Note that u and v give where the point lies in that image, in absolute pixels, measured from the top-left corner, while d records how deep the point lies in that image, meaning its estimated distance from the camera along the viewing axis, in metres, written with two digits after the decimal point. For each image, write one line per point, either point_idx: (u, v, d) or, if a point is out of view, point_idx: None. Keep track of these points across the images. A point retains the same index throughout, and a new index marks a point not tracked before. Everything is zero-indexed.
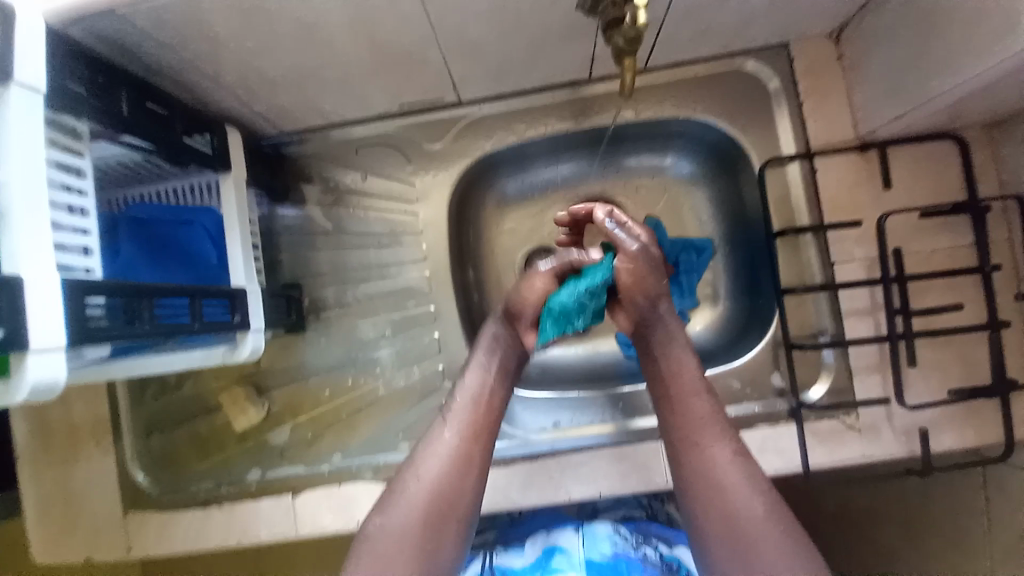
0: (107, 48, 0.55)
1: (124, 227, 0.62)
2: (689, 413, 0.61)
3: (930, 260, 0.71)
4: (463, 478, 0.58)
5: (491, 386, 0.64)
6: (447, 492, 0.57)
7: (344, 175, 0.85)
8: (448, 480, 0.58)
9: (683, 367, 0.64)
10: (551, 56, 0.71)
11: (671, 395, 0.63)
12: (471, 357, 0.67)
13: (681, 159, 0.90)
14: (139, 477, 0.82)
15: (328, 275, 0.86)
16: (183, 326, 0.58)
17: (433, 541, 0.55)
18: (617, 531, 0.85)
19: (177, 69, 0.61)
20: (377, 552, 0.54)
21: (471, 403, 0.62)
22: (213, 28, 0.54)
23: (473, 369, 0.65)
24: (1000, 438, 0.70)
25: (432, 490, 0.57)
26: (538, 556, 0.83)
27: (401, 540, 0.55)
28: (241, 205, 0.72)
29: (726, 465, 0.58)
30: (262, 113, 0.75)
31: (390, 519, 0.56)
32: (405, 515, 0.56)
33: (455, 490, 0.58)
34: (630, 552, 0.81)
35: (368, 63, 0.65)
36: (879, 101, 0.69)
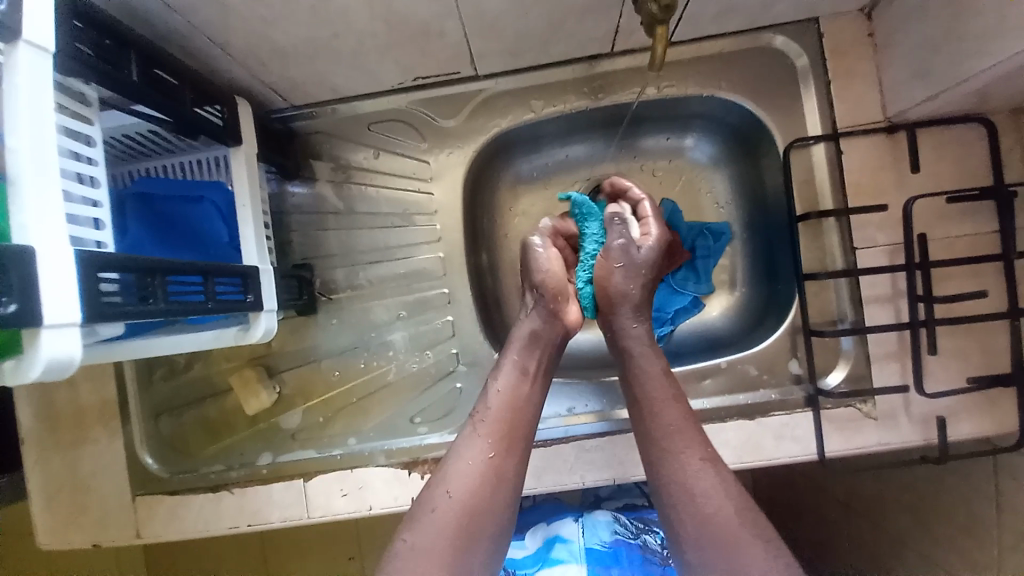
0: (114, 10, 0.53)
1: (131, 205, 0.61)
2: (646, 391, 0.64)
3: (952, 246, 0.70)
4: (489, 496, 0.56)
5: (521, 393, 0.63)
6: (478, 508, 0.55)
7: (355, 153, 0.82)
8: (475, 497, 0.55)
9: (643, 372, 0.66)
10: (573, 31, 0.68)
11: (641, 402, 0.64)
12: (503, 362, 0.65)
13: (701, 141, 0.88)
14: (148, 461, 0.81)
15: (337, 256, 0.83)
16: (198, 306, 0.56)
17: (463, 564, 0.52)
18: (617, 518, 0.86)
19: (187, 36, 0.58)
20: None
21: (503, 413, 0.61)
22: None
23: (504, 375, 0.63)
24: (1013, 424, 0.71)
25: (461, 507, 0.54)
26: (539, 547, 0.84)
27: (426, 564, 0.51)
28: (251, 181, 0.70)
29: (697, 471, 0.58)
30: (272, 86, 0.72)
31: (415, 538, 0.53)
32: (432, 538, 0.53)
33: (480, 509, 0.55)
34: (630, 540, 0.83)
35: (384, 35, 0.63)
36: (909, 82, 0.67)
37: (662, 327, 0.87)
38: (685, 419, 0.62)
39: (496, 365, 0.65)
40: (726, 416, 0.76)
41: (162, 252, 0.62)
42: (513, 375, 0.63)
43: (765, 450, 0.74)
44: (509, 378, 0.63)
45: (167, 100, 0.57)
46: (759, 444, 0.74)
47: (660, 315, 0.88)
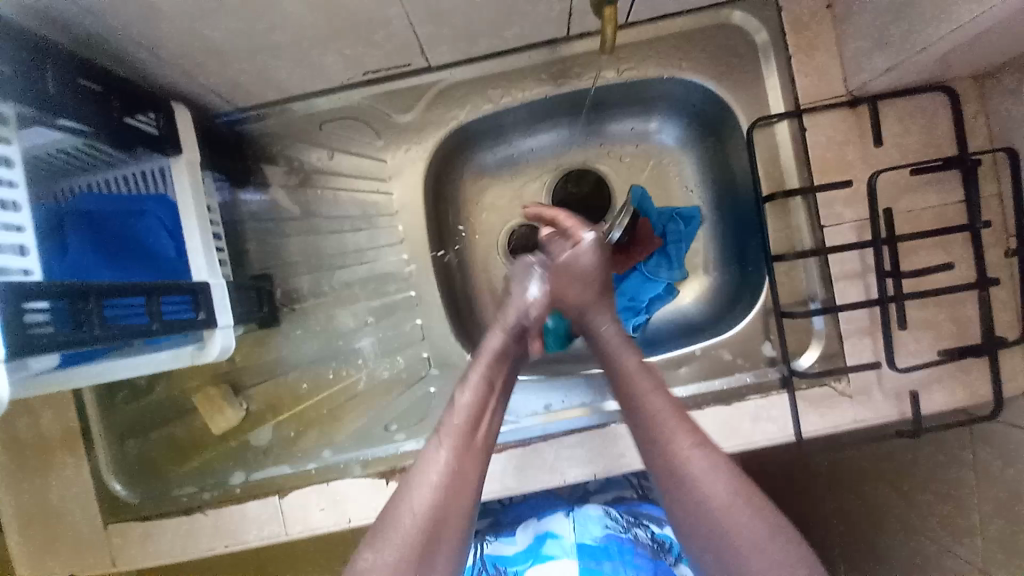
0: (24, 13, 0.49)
1: (72, 225, 0.58)
2: (630, 385, 0.65)
3: (919, 219, 0.70)
4: (454, 509, 0.55)
5: (486, 408, 0.63)
6: (444, 520, 0.54)
7: (310, 154, 0.79)
8: (438, 508, 0.54)
9: (628, 369, 0.66)
10: (525, 14, 0.66)
11: (624, 392, 0.65)
12: (471, 375, 0.65)
13: (667, 124, 0.86)
14: (117, 486, 0.79)
15: (298, 263, 0.80)
16: (142, 328, 0.53)
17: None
18: (608, 512, 0.85)
19: (107, 38, 0.54)
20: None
21: (469, 420, 0.61)
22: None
23: (471, 388, 0.64)
24: (987, 392, 0.71)
25: (426, 520, 0.53)
26: (530, 543, 0.84)
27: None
28: (197, 191, 0.66)
29: (690, 454, 0.57)
30: (214, 89, 0.69)
31: (377, 558, 0.51)
32: (395, 554, 0.51)
33: (443, 520, 0.54)
34: (621, 534, 0.82)
35: (324, 28, 0.60)
36: (869, 54, 0.66)
37: (636, 317, 0.87)
38: (671, 408, 0.62)
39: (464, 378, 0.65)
40: (703, 403, 0.75)
41: (111, 273, 0.60)
42: (479, 389, 0.64)
43: (743, 433, 0.74)
44: (477, 392, 0.64)
45: (90, 111, 0.54)
46: (735, 428, 0.74)
47: (634, 305, 0.88)
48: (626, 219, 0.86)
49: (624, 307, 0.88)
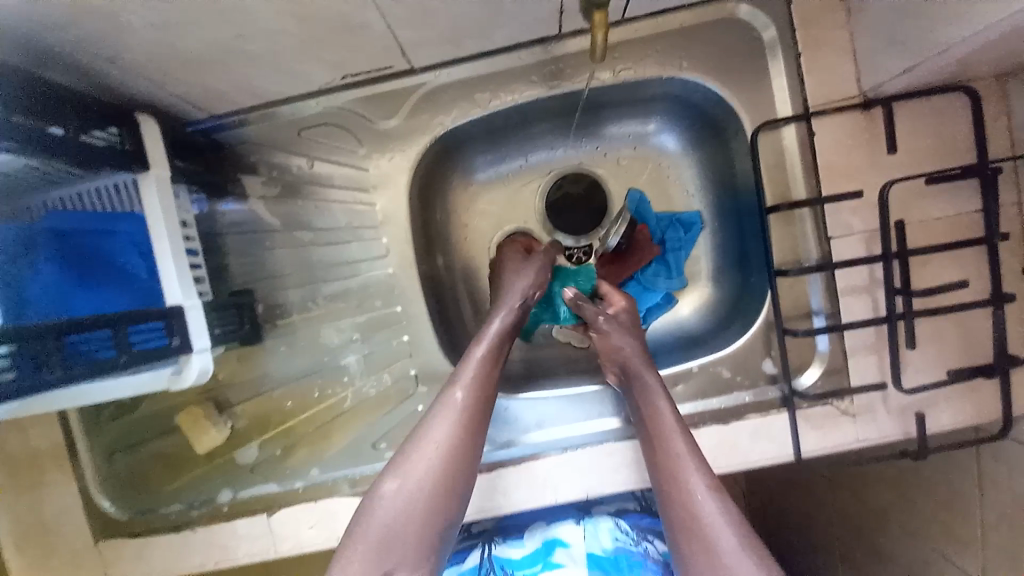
0: None
1: (42, 247, 0.52)
2: (658, 424, 0.65)
3: (933, 230, 0.66)
4: (465, 447, 0.61)
5: (497, 361, 0.67)
6: (459, 454, 0.61)
7: (289, 163, 0.75)
8: (453, 443, 0.61)
9: (650, 387, 0.68)
10: (514, 13, 0.60)
11: (648, 432, 0.66)
12: (487, 328, 0.68)
13: (665, 126, 0.81)
14: (105, 503, 0.78)
15: (281, 277, 0.76)
16: (109, 362, 0.52)
17: (443, 502, 0.59)
18: (618, 524, 0.84)
19: (56, 52, 0.50)
20: (387, 518, 0.57)
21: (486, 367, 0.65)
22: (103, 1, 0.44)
23: (487, 341, 0.67)
24: (997, 410, 0.68)
25: (443, 456, 0.60)
26: (538, 548, 0.83)
27: (409, 505, 0.57)
28: (167, 208, 0.63)
29: (704, 502, 0.60)
30: (184, 98, 0.64)
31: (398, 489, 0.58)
32: (415, 485, 0.58)
33: (458, 454, 0.60)
34: (631, 547, 0.81)
35: (298, 34, 0.55)
36: (885, 54, 0.61)
37: None
38: (693, 453, 0.63)
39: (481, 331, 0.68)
40: (700, 421, 0.73)
41: (89, 299, 0.55)
42: (494, 341, 0.67)
43: (741, 453, 0.71)
44: (492, 344, 0.67)
45: (39, 132, 0.50)
46: (734, 447, 0.72)
47: None
48: (621, 227, 0.82)
49: None
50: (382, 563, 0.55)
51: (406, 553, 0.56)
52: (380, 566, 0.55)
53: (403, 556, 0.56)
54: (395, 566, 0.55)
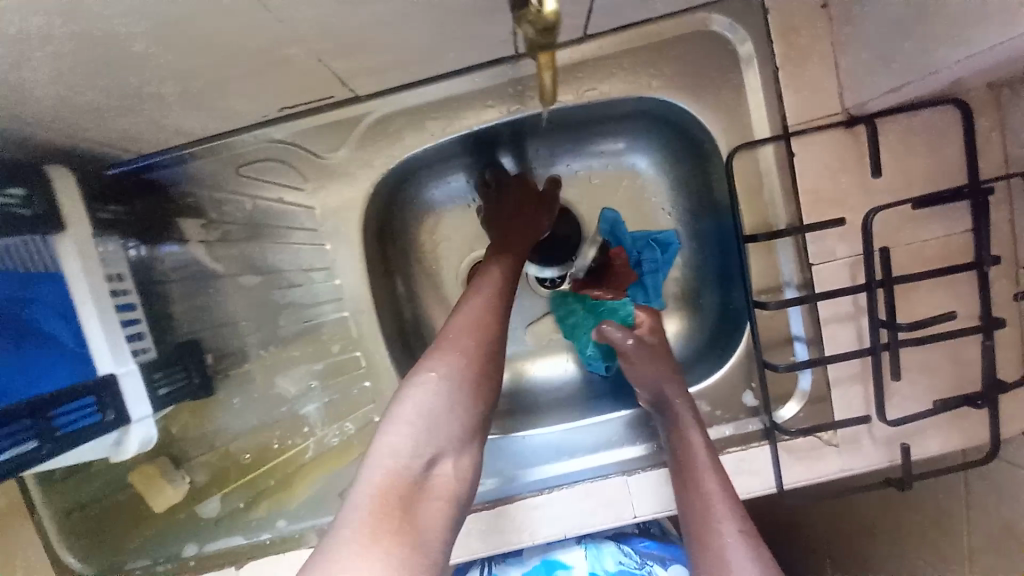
0: None
1: None
2: (692, 459, 0.61)
3: (922, 255, 0.62)
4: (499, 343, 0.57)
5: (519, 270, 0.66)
6: (496, 345, 0.57)
7: (229, 203, 0.69)
8: (490, 333, 0.56)
9: (682, 420, 0.64)
10: (459, 37, 0.54)
11: (681, 464, 0.62)
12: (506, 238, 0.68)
13: (637, 145, 0.76)
14: (70, 559, 0.75)
15: (230, 324, 0.71)
16: (30, 454, 0.49)
17: (483, 395, 0.54)
18: (621, 547, 0.80)
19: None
20: (427, 405, 0.50)
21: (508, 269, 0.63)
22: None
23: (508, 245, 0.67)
24: (985, 438, 0.65)
25: (485, 343, 0.55)
26: (537, 567, 0.79)
27: (453, 393, 0.51)
28: (90, 268, 0.58)
29: (734, 543, 0.54)
30: (102, 142, 0.58)
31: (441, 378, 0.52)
32: (461, 373, 0.53)
33: (496, 345, 0.56)
34: (636, 571, 0.76)
35: (211, 75, 0.49)
36: (868, 69, 0.55)
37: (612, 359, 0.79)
38: (725, 489, 0.58)
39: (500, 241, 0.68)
40: None
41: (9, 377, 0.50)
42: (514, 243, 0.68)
43: None
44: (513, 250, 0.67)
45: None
46: None
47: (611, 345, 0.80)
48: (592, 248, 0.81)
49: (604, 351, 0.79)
50: (426, 447, 0.48)
51: (449, 438, 0.50)
52: (425, 450, 0.48)
53: (446, 440, 0.50)
54: (440, 453, 0.49)
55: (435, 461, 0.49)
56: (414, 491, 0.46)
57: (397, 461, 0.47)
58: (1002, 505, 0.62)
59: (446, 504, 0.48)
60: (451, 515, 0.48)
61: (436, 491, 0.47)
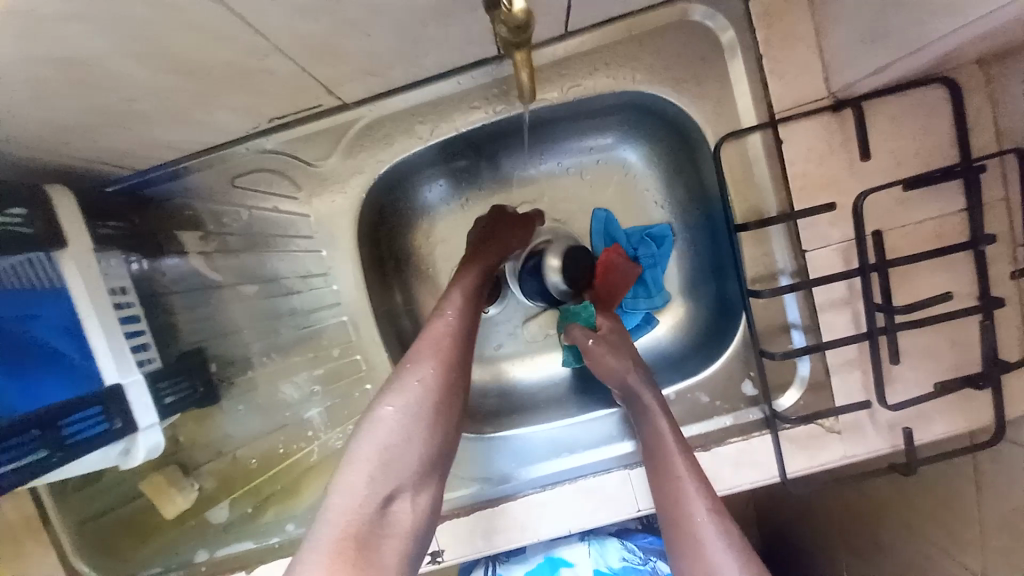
0: None
1: None
2: (659, 448, 0.62)
3: (917, 237, 0.61)
4: (457, 378, 0.58)
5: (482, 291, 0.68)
6: (451, 379, 0.58)
7: (228, 214, 0.71)
8: (452, 361, 0.59)
9: (649, 408, 0.65)
10: (436, 40, 0.55)
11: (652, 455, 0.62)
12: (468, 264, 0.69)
13: (626, 138, 0.76)
14: (85, 569, 0.77)
15: (234, 333, 0.73)
16: (38, 464, 0.50)
17: (438, 429, 0.55)
18: (625, 544, 0.80)
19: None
20: (387, 442, 0.51)
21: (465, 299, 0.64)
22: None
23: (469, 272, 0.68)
24: (991, 419, 0.64)
25: (438, 379, 0.57)
26: (541, 563, 0.79)
27: (409, 428, 0.53)
28: (93, 283, 0.59)
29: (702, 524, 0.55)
30: (96, 158, 0.60)
31: (394, 417, 0.53)
32: (414, 412, 0.54)
33: (450, 382, 0.57)
34: (640, 566, 0.77)
35: (195, 89, 0.51)
36: (851, 52, 0.55)
37: None
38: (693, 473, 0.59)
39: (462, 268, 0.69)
40: None
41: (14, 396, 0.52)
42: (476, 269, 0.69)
43: (724, 480, 0.68)
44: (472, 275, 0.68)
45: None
46: (716, 475, 0.68)
47: None
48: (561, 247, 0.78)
49: None
50: (382, 486, 0.49)
51: (406, 475, 0.51)
52: (384, 489, 0.49)
53: (402, 479, 0.51)
54: (396, 491, 0.50)
55: (393, 499, 0.50)
56: (371, 529, 0.47)
57: (353, 508, 0.48)
58: (1009, 486, 0.61)
59: (403, 540, 0.49)
60: (410, 551, 0.49)
61: (394, 529, 0.48)
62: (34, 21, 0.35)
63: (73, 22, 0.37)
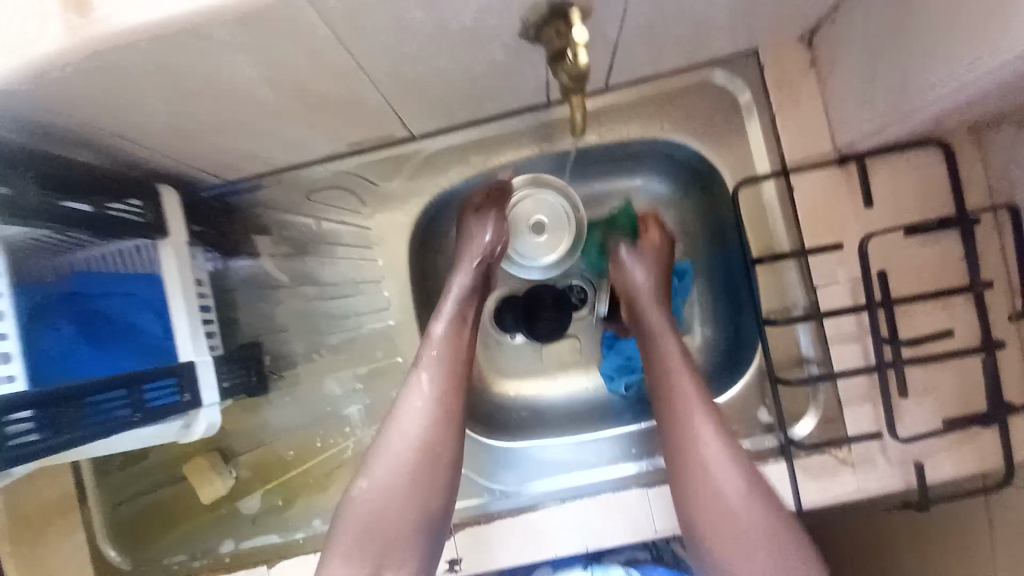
0: (17, 135, 0.52)
1: (58, 309, 0.57)
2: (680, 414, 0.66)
3: (921, 277, 0.67)
4: (438, 439, 0.64)
5: (463, 339, 0.70)
6: (430, 440, 0.64)
7: (297, 222, 0.80)
8: (428, 435, 0.64)
9: (668, 365, 0.69)
10: (500, 87, 0.66)
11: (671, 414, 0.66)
12: (445, 307, 0.71)
13: (653, 179, 0.85)
14: (111, 552, 0.80)
15: (288, 329, 0.81)
16: (123, 421, 0.55)
17: (423, 482, 0.63)
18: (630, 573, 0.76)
19: (75, 133, 0.55)
20: (364, 515, 0.61)
21: (449, 356, 0.68)
22: (120, 93, 0.50)
23: (445, 321, 0.70)
24: (1002, 462, 0.66)
25: (416, 443, 0.64)
26: None
27: (383, 502, 0.62)
28: (183, 273, 0.68)
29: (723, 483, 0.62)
30: (200, 167, 0.70)
31: (377, 476, 0.63)
32: (386, 485, 0.62)
33: (424, 449, 0.64)
34: None
35: (299, 113, 0.61)
36: (852, 115, 0.64)
37: (630, 377, 0.85)
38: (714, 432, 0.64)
39: (439, 310, 0.71)
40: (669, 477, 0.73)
41: (97, 361, 0.58)
42: (452, 321, 0.70)
43: None
44: (451, 325, 0.70)
45: (56, 207, 0.53)
46: None
47: (631, 364, 0.85)
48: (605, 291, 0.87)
49: (619, 365, 0.85)
50: (367, 557, 0.61)
51: (387, 545, 0.61)
52: (367, 556, 0.61)
53: (384, 547, 0.61)
54: (380, 556, 0.61)
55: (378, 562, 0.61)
56: None
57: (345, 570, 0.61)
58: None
59: None
60: None
61: None
62: (205, 47, 0.45)
63: (233, 50, 0.47)
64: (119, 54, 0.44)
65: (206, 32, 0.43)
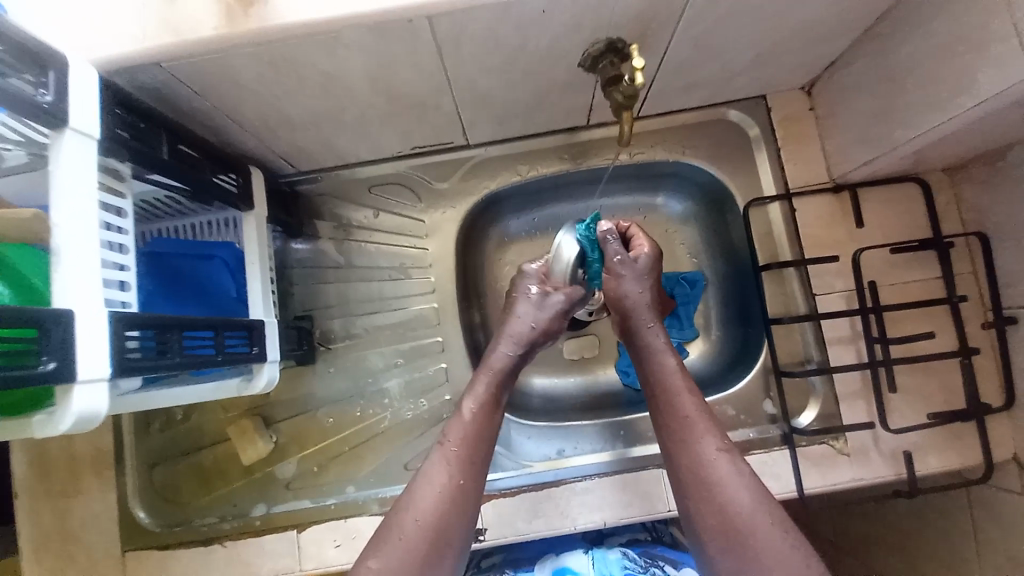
0: (164, 107, 0.61)
1: (142, 262, 0.64)
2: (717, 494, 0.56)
3: (905, 291, 0.77)
4: (455, 522, 0.56)
5: (491, 417, 0.64)
6: (443, 527, 0.56)
7: (356, 212, 0.89)
8: (445, 522, 0.56)
9: (697, 446, 0.60)
10: (554, 105, 0.77)
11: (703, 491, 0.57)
12: (477, 385, 0.66)
13: (672, 198, 0.97)
14: (140, 512, 0.81)
15: (336, 307, 0.88)
16: (209, 359, 0.60)
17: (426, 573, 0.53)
18: (626, 553, 0.79)
19: (200, 111, 0.63)
20: None
21: (468, 441, 0.61)
22: (248, 81, 0.59)
23: (476, 398, 0.65)
24: (979, 458, 0.74)
25: (426, 526, 0.55)
26: None
27: None
28: (260, 241, 0.75)
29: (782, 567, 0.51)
30: (283, 154, 0.79)
31: (384, 561, 0.53)
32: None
33: (440, 539, 0.55)
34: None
35: (386, 111, 0.71)
36: (848, 150, 0.77)
37: None
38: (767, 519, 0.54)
39: (471, 387, 0.66)
40: None
41: (172, 308, 0.65)
42: (485, 400, 0.65)
43: None
44: (482, 402, 0.64)
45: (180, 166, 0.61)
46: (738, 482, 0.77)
47: None
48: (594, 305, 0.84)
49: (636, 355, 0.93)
50: None
51: None
52: None
53: None
54: None
55: None
56: None
57: None
58: None
59: None
60: None
61: None
62: (335, 49, 0.55)
63: (356, 54, 0.57)
64: (266, 50, 0.54)
65: (343, 39, 0.54)
